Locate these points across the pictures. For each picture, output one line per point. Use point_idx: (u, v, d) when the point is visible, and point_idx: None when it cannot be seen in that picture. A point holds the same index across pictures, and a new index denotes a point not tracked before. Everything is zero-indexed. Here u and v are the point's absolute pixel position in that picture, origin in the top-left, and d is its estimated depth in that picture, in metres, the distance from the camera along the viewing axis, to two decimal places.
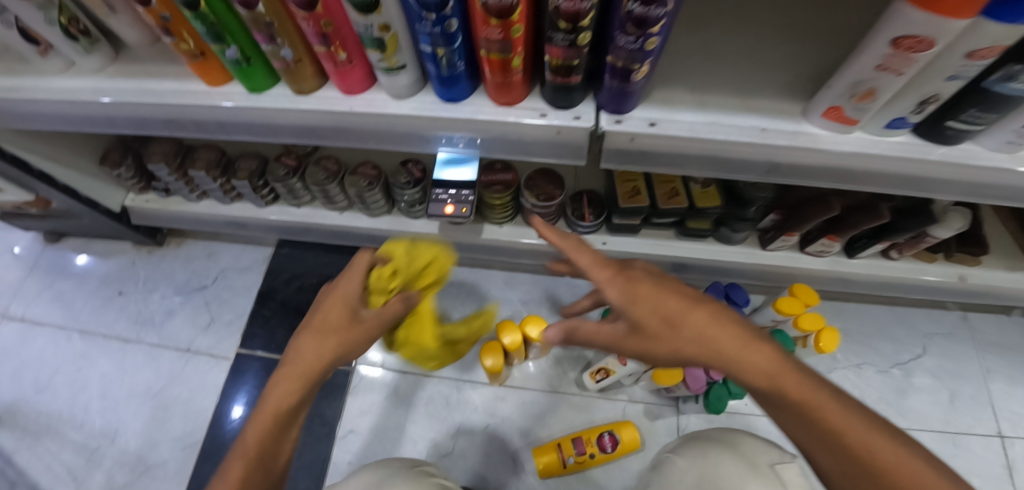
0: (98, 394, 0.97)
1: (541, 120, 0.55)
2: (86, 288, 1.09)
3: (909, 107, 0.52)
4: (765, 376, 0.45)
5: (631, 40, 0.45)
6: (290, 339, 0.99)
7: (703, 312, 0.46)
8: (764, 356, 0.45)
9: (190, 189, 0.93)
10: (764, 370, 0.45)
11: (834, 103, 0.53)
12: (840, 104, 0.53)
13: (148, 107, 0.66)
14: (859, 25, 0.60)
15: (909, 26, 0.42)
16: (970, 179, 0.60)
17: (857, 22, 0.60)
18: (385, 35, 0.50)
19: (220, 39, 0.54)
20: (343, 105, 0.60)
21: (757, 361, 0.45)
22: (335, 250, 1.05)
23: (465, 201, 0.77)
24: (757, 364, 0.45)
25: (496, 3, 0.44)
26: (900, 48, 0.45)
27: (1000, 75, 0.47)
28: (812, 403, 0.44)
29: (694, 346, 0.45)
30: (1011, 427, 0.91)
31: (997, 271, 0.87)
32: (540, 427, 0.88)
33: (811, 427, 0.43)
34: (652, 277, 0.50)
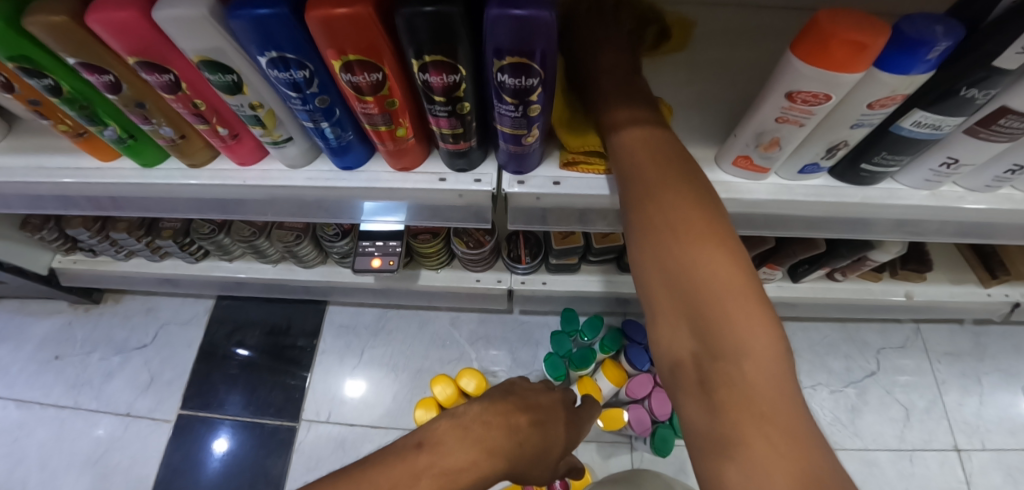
0: (36, 466, 0.92)
1: (439, 185, 0.53)
2: (22, 352, 1.03)
3: (818, 152, 0.49)
4: (679, 212, 0.36)
5: (511, 109, 0.43)
6: (233, 395, 0.95)
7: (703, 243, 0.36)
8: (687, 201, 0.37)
9: (116, 249, 0.87)
10: (680, 204, 0.37)
11: (742, 152, 0.50)
12: (749, 153, 0.50)
13: (39, 185, 0.60)
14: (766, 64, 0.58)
15: (802, 81, 0.39)
16: (895, 216, 0.58)
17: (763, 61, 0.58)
18: (261, 112, 0.47)
19: (96, 120, 0.50)
20: (236, 177, 0.56)
21: (677, 198, 0.37)
22: (276, 299, 1.01)
23: (389, 252, 0.74)
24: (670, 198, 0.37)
25: (362, 82, 0.42)
26: (794, 100, 0.41)
27: (909, 121, 0.44)
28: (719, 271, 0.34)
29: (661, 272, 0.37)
30: (966, 440, 0.90)
31: (941, 285, 0.86)
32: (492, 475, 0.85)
33: (693, 295, 0.33)
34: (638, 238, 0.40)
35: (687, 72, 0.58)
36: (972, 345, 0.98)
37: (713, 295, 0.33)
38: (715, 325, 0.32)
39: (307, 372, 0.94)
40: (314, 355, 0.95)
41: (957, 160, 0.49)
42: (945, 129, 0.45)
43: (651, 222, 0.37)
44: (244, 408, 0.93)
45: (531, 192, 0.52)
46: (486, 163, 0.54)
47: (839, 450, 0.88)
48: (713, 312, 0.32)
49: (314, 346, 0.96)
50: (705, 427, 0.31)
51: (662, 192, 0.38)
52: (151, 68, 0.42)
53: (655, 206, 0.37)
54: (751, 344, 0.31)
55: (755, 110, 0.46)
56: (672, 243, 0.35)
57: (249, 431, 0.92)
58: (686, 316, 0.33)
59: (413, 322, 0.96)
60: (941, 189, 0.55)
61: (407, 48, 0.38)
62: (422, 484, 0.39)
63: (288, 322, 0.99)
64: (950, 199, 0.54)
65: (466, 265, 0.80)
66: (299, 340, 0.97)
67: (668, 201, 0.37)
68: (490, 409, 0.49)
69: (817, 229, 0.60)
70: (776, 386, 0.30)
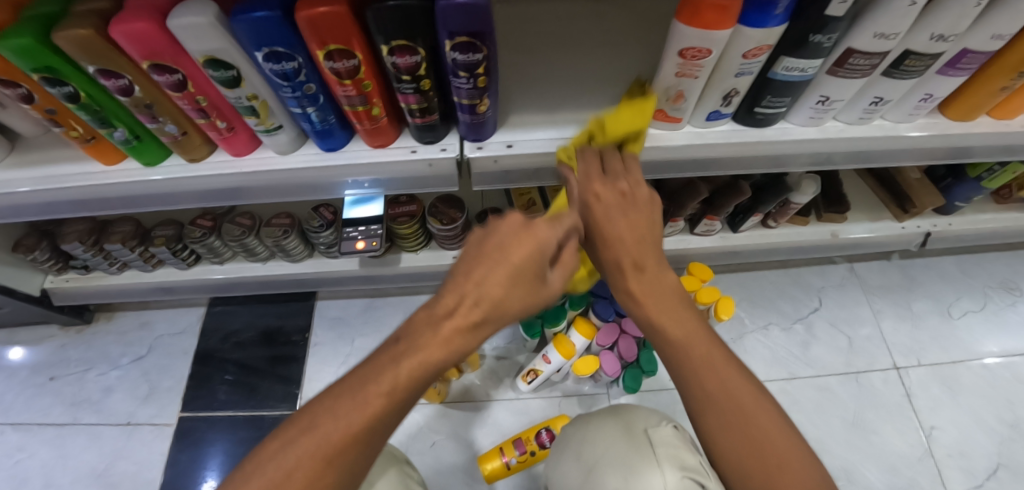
0: (39, 484, 0.93)
1: (411, 156, 0.62)
2: (15, 379, 1.04)
3: (718, 100, 0.60)
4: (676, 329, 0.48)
5: (465, 82, 0.53)
6: (232, 394, 0.99)
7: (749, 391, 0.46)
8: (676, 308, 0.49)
9: (110, 261, 0.92)
10: (673, 317, 0.48)
11: (658, 107, 0.61)
12: (662, 106, 0.60)
13: (49, 193, 0.66)
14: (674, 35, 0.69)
15: (688, 39, 0.49)
16: (795, 151, 0.70)
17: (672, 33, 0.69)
18: (255, 103, 0.56)
19: (106, 123, 0.58)
20: (233, 167, 0.64)
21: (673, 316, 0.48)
22: (266, 301, 1.07)
23: (371, 235, 0.82)
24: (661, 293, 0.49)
25: (341, 68, 0.51)
26: (686, 56, 0.52)
27: (781, 67, 0.56)
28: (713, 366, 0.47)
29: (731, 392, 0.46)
30: (904, 358, 1.01)
31: (861, 223, 0.99)
32: (485, 436, 0.92)
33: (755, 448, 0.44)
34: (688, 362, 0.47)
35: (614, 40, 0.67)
36: (901, 277, 1.09)
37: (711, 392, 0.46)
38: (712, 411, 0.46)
39: (303, 363, 0.99)
40: (307, 348, 1.01)
41: (828, 97, 0.61)
42: (811, 71, 0.56)
43: (653, 326, 0.49)
44: (245, 403, 0.97)
45: (489, 155, 0.61)
46: (450, 135, 0.64)
47: (795, 379, 0.98)
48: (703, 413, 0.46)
49: (307, 339, 1.01)
50: None
51: (660, 300, 0.49)
52: (162, 70, 0.50)
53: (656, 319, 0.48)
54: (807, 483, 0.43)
55: (660, 69, 0.56)
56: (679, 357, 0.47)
57: (250, 425, 0.96)
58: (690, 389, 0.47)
59: (398, 307, 1.03)
60: (828, 124, 0.68)
61: (376, 35, 0.47)
62: (399, 366, 0.39)
63: (280, 321, 1.04)
64: (833, 131, 0.67)
65: (443, 242, 0.88)
66: (292, 336, 1.02)
67: (664, 314, 0.48)
68: (467, 264, 0.42)
69: (736, 168, 0.72)
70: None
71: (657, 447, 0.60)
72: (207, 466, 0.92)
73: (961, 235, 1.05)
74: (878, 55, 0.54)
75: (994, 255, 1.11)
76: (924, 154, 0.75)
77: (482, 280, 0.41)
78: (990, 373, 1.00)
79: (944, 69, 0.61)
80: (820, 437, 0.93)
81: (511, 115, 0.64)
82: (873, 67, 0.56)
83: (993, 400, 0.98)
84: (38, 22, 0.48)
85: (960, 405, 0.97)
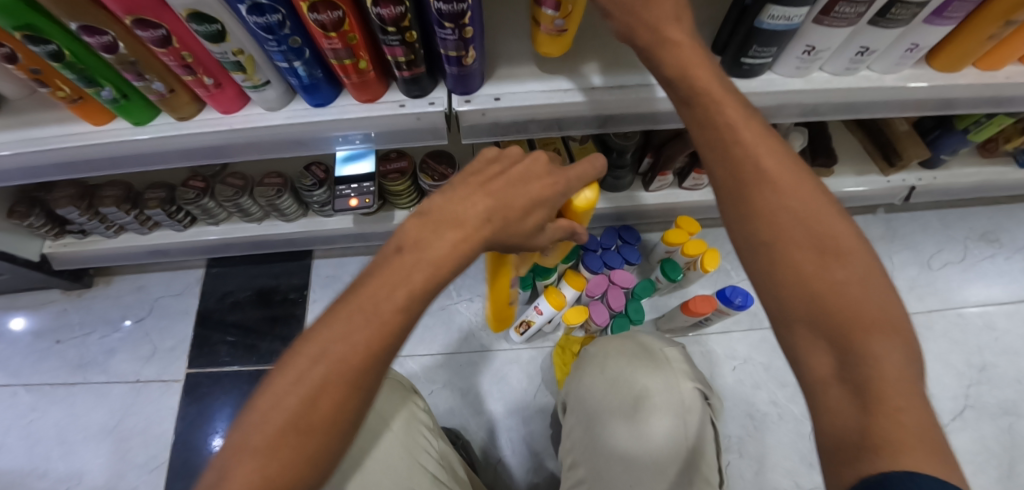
0: (60, 439, 1.01)
1: (400, 111, 0.62)
2: (24, 343, 1.11)
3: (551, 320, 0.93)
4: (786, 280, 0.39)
5: (450, 33, 0.52)
6: (236, 349, 1.07)
7: (845, 251, 0.39)
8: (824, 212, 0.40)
9: (106, 226, 0.96)
10: (857, 279, 0.37)
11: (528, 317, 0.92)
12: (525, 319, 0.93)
13: (44, 158, 0.68)
14: None
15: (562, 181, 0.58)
16: (769, 103, 0.69)
17: None
18: (241, 58, 0.56)
19: (92, 82, 0.58)
20: (223, 123, 0.65)
21: (799, 197, 0.40)
22: (263, 261, 1.14)
23: (366, 193, 0.81)
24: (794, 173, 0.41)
25: (326, 19, 0.50)
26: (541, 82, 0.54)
27: (767, 15, 0.55)
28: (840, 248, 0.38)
29: (845, 273, 0.38)
30: None
31: (846, 177, 1.02)
32: (479, 383, 1.01)
33: (840, 322, 0.36)
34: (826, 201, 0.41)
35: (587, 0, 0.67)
36: (883, 230, 1.16)
37: (867, 329, 0.35)
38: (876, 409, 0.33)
39: (303, 319, 1.08)
40: (306, 305, 1.09)
41: (814, 47, 0.61)
42: (797, 20, 0.55)
43: (766, 216, 0.40)
44: (252, 358, 1.05)
45: (477, 108, 0.62)
46: (437, 89, 0.64)
47: None
48: (829, 352, 0.36)
49: (306, 296, 1.10)
50: (846, 334, 0.36)
51: (759, 134, 0.43)
52: (146, 26, 0.51)
53: (727, 129, 0.43)
54: (890, 364, 0.34)
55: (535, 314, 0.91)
56: (834, 312, 0.36)
57: (255, 379, 1.04)
58: (831, 330, 0.36)
59: None
60: (813, 75, 0.67)
61: None
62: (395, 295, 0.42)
63: (276, 280, 1.12)
64: (818, 82, 0.67)
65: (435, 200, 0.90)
66: (290, 293, 1.10)
67: (790, 210, 0.40)
68: (463, 202, 0.49)
69: None
70: (904, 356, 0.35)
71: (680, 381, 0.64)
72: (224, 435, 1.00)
73: (943, 188, 1.08)
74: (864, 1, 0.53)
75: (969, 208, 1.18)
76: (916, 105, 0.75)
77: (429, 234, 0.46)
78: (958, 320, 1.08)
79: (931, 18, 0.60)
80: None
81: (499, 67, 0.64)
82: (858, 15, 0.56)
83: (958, 343, 1.06)
84: None
85: (928, 351, 1.05)
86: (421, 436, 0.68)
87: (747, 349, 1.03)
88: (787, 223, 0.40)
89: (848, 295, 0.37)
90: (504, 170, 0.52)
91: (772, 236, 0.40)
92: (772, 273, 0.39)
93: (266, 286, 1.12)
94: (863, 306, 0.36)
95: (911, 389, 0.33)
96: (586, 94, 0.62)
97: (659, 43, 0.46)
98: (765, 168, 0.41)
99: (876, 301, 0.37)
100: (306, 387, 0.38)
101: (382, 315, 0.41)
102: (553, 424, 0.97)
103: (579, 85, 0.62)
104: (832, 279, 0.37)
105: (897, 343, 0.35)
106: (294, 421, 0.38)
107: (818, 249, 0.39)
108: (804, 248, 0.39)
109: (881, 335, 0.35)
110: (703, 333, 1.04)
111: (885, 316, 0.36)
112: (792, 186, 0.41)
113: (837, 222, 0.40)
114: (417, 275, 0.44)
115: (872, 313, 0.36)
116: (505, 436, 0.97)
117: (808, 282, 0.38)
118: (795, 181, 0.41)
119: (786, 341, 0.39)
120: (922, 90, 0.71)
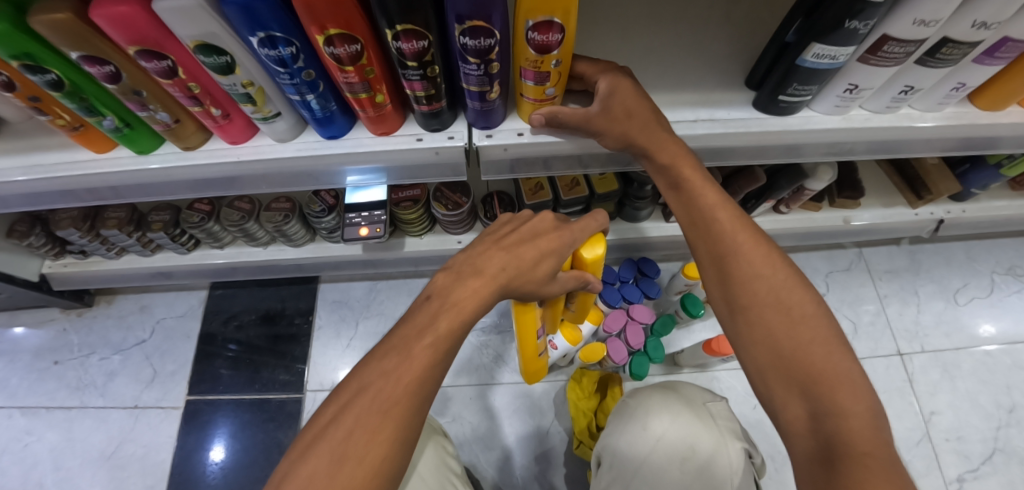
0: (53, 466, 0.98)
1: (417, 145, 0.59)
2: (20, 364, 1.07)
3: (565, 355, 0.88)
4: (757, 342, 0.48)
5: (474, 68, 0.49)
6: (238, 375, 1.03)
7: (807, 314, 0.47)
8: (791, 281, 0.49)
9: (107, 247, 0.93)
10: (819, 337, 0.46)
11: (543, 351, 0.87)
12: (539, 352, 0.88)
13: (43, 186, 0.65)
14: (678, 22, 0.65)
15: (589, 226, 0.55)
16: (803, 141, 0.66)
17: (677, 17, 0.66)
18: (251, 90, 0.53)
19: (94, 111, 0.56)
20: (230, 155, 0.62)
21: (769, 267, 0.49)
22: (269, 284, 1.11)
23: (377, 222, 0.77)
24: (766, 249, 0.50)
25: (343, 53, 0.47)
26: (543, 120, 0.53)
27: (811, 54, 0.51)
28: (802, 313, 0.47)
29: (807, 332, 0.46)
30: (907, 344, 1.04)
31: (874, 209, 0.98)
32: (489, 417, 0.97)
33: (804, 373, 0.45)
34: (788, 269, 0.49)
35: (613, 31, 0.64)
36: (909, 262, 1.12)
37: (824, 386, 0.44)
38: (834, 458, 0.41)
39: (308, 345, 1.04)
40: (311, 330, 1.06)
41: (857, 85, 0.57)
42: (842, 59, 0.52)
43: (741, 285, 0.49)
44: (254, 385, 1.01)
45: (499, 143, 0.58)
46: (457, 122, 0.61)
47: None
48: (795, 407, 0.45)
49: (311, 322, 1.06)
50: (809, 384, 0.44)
51: (734, 217, 0.52)
52: (151, 56, 0.48)
53: (706, 210, 0.53)
54: (852, 407, 0.42)
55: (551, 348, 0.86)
56: (798, 369, 0.45)
57: (257, 408, 1.00)
58: (794, 385, 0.45)
59: (400, 291, 1.09)
60: (851, 113, 0.64)
61: (381, 18, 0.44)
62: (418, 346, 0.44)
63: (282, 303, 1.09)
64: (857, 120, 0.64)
65: (448, 228, 0.87)
66: (295, 318, 1.07)
67: (762, 282, 0.49)
68: (473, 258, 0.51)
69: (755, 157, 0.69)
70: (862, 404, 0.43)
71: (716, 419, 0.70)
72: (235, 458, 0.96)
73: (973, 222, 1.04)
74: (916, 42, 0.50)
75: (998, 241, 1.14)
76: (957, 142, 0.71)
77: (450, 287, 0.49)
78: (989, 359, 1.03)
79: (981, 57, 0.56)
80: None
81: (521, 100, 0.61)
82: (907, 55, 0.52)
83: (990, 383, 1.01)
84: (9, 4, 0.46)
85: (958, 390, 1.00)
86: (450, 479, 0.65)
87: None
88: (759, 296, 0.48)
89: (807, 353, 0.45)
90: (516, 228, 0.55)
91: (743, 307, 0.49)
92: (745, 335, 0.49)
93: (271, 309, 1.09)
94: (825, 364, 0.44)
95: (873, 439, 0.41)
96: None
97: (650, 144, 0.53)
98: (738, 244, 0.51)
99: (834, 359, 0.45)
100: (344, 418, 0.40)
101: (411, 354, 0.43)
102: (565, 462, 0.93)
103: None
104: (799, 341, 0.46)
105: (854, 393, 0.43)
106: (336, 458, 0.38)
107: (792, 312, 0.47)
108: (772, 314, 0.47)
109: (842, 387, 0.43)
110: (722, 369, 1.00)
111: (840, 370, 0.44)
112: (763, 257, 0.50)
113: (799, 290, 0.48)
114: (441, 320, 0.46)
115: (832, 366, 0.44)
116: (515, 474, 0.92)
117: (775, 346, 0.47)
118: (766, 254, 0.50)
119: (764, 393, 0.48)
120: (964, 128, 0.67)
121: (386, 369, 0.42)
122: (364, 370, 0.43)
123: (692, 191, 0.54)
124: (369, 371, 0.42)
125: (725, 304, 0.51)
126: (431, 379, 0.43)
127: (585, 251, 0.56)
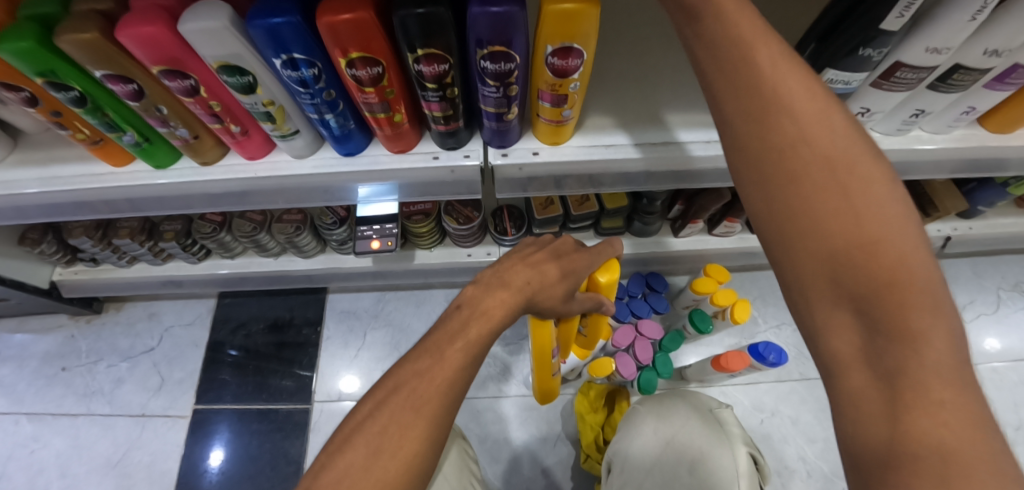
0: (59, 473, 0.98)
1: (433, 163, 0.60)
2: (28, 370, 1.08)
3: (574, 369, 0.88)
4: (828, 311, 0.31)
5: (493, 91, 0.50)
6: (246, 384, 1.03)
7: (900, 253, 0.29)
8: (892, 216, 0.29)
9: (118, 255, 0.94)
10: (909, 288, 0.28)
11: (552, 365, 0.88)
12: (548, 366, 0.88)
13: (60, 198, 0.65)
14: None
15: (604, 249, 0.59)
16: None
17: None
18: (272, 109, 0.53)
19: (116, 126, 0.57)
20: (247, 170, 0.63)
21: (852, 176, 0.30)
22: (277, 293, 1.11)
23: (389, 235, 0.78)
24: (863, 167, 0.30)
25: (364, 75, 0.48)
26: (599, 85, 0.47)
27: (825, 79, 0.52)
28: (908, 267, 0.28)
29: (891, 278, 0.28)
30: None
31: None
32: (496, 429, 0.97)
33: (875, 335, 0.28)
34: (881, 185, 0.30)
35: (626, 51, 0.64)
36: None
37: (916, 372, 0.27)
38: (898, 463, 0.26)
39: (316, 355, 1.04)
40: (319, 340, 1.06)
41: (868, 109, 0.58)
42: (855, 84, 0.53)
43: (807, 210, 0.31)
44: (261, 395, 1.02)
45: (514, 162, 0.59)
46: (473, 140, 0.62)
47: (806, 379, 1.01)
48: (866, 401, 0.28)
49: (319, 332, 1.07)
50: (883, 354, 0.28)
51: (816, 118, 0.31)
52: (174, 75, 0.48)
53: (773, 94, 0.32)
54: (938, 392, 0.26)
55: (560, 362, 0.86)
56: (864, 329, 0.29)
57: (264, 417, 1.00)
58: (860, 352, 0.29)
59: (408, 302, 1.09)
60: None
61: (403, 43, 0.44)
62: (453, 346, 0.44)
63: (290, 313, 1.09)
64: None
65: (458, 241, 0.88)
66: (303, 328, 1.07)
67: (839, 204, 0.30)
68: (502, 273, 0.52)
69: None
70: (955, 389, 0.27)
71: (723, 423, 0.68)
72: (240, 470, 0.96)
73: (980, 239, 1.05)
74: (928, 69, 0.51)
75: (1004, 257, 1.15)
76: (966, 164, 0.72)
77: (481, 297, 0.49)
78: (995, 376, 1.03)
79: (992, 83, 0.57)
80: (830, 437, 0.96)
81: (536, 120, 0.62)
82: (919, 80, 0.53)
83: (996, 400, 1.01)
84: (37, 24, 0.47)
85: None
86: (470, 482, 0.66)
87: (776, 401, 0.99)
88: (830, 222, 0.30)
89: (883, 306, 0.28)
90: (540, 248, 0.56)
91: (803, 238, 0.31)
92: (822, 305, 0.31)
93: (279, 319, 1.09)
94: (915, 327, 0.27)
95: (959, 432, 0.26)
96: (628, 150, 0.59)
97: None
98: (811, 147, 0.31)
99: (944, 338, 0.27)
100: (380, 413, 0.40)
101: (442, 356, 0.44)
102: (571, 476, 0.93)
103: (619, 143, 0.59)
104: (875, 285, 0.29)
105: (946, 370, 0.27)
106: (373, 453, 0.39)
107: (872, 246, 0.29)
108: (845, 246, 0.29)
109: (928, 356, 0.27)
110: (729, 383, 1.00)
111: (933, 335, 0.27)
112: (846, 160, 0.30)
113: (893, 217, 0.29)
114: (471, 327, 0.46)
115: (915, 329, 0.27)
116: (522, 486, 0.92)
117: (860, 313, 0.29)
118: (849, 155, 0.30)
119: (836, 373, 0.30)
120: (974, 150, 0.67)
121: (422, 369, 0.43)
122: (400, 370, 0.43)
123: (760, 90, 0.32)
124: (404, 371, 0.43)
125: (795, 252, 0.31)
126: (462, 383, 0.43)
127: (602, 275, 0.57)
